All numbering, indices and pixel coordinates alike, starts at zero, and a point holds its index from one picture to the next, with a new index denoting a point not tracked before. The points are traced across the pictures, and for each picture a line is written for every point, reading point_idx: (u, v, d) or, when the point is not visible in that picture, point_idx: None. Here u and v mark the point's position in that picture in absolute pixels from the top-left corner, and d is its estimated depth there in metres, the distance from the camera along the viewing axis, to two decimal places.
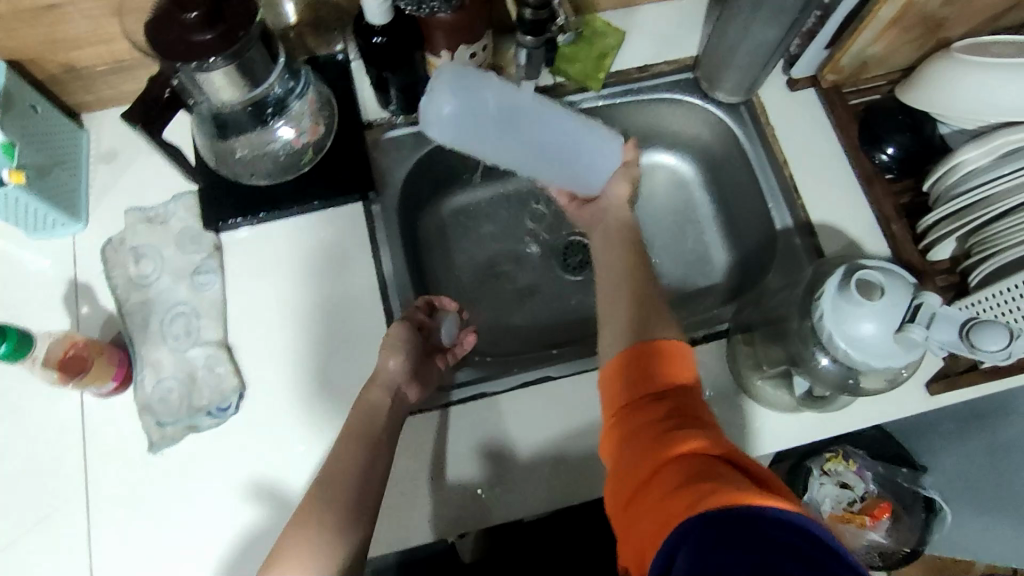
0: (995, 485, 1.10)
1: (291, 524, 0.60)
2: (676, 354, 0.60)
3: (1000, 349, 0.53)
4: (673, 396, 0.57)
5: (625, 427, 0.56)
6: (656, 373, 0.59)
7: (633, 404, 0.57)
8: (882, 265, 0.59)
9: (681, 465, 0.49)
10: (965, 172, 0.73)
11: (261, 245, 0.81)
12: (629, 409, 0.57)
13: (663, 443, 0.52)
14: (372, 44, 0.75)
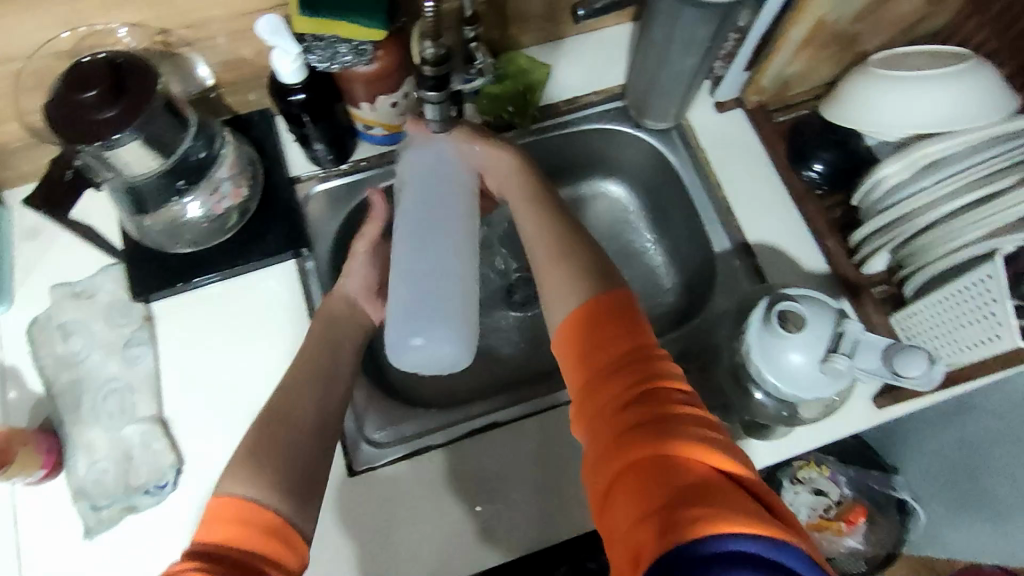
0: (962, 486, 1.09)
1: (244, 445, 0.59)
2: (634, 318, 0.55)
3: (922, 373, 0.53)
4: (645, 368, 0.52)
5: (598, 404, 0.52)
6: (622, 338, 0.54)
7: (603, 375, 0.53)
8: (803, 293, 0.59)
9: (657, 464, 0.46)
10: (890, 185, 0.73)
11: (194, 312, 0.79)
12: (599, 381, 0.53)
13: (640, 432, 0.48)
14: (290, 101, 0.73)
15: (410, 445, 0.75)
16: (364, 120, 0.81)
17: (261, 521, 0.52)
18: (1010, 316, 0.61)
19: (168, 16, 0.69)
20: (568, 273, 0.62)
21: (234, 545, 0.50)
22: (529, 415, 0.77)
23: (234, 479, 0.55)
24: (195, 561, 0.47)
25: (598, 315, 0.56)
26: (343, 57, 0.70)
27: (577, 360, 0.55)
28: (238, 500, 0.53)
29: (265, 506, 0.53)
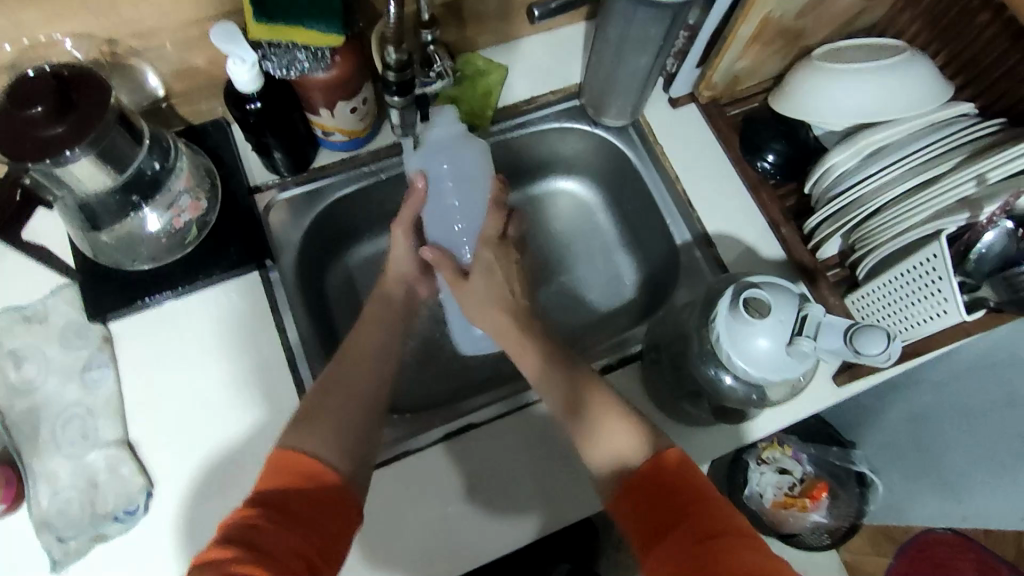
0: (915, 455, 1.15)
1: (303, 416, 0.60)
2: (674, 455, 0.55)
3: (881, 351, 0.55)
4: (697, 504, 0.51)
5: (655, 547, 0.50)
6: (670, 479, 0.53)
7: (657, 520, 0.51)
8: (767, 281, 0.61)
9: None
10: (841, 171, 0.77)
11: (155, 330, 0.77)
12: (653, 527, 0.51)
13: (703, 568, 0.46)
14: (248, 111, 0.72)
15: (389, 452, 0.74)
16: (326, 127, 0.80)
17: (314, 473, 0.54)
18: (956, 292, 0.64)
19: (115, 26, 0.66)
20: (599, 414, 0.60)
21: (292, 495, 0.52)
22: (511, 412, 0.77)
23: (297, 436, 0.57)
24: (257, 507, 0.50)
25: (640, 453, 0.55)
26: (302, 63, 0.70)
27: (636, 507, 0.53)
28: (301, 453, 0.55)
29: (323, 463, 0.55)
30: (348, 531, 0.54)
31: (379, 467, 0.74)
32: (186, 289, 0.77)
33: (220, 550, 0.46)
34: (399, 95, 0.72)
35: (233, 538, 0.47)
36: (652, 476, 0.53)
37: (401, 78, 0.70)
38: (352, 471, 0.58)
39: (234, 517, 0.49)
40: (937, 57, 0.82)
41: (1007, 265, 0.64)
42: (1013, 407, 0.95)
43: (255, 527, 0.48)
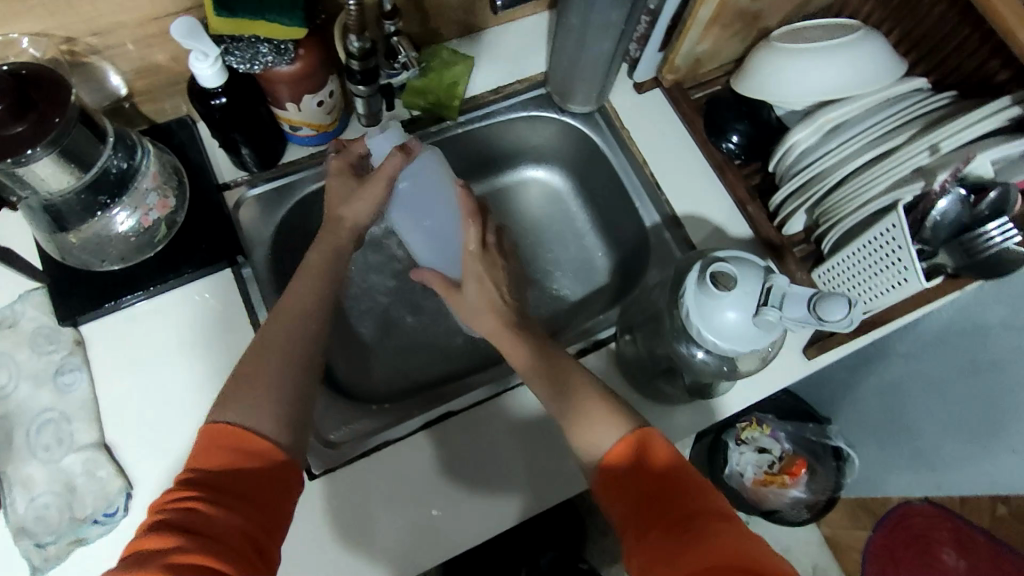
0: (887, 427, 1.18)
1: (237, 377, 0.60)
2: (655, 443, 0.56)
3: (843, 316, 0.56)
4: (675, 488, 0.52)
5: (636, 530, 0.51)
6: (651, 465, 0.54)
7: (637, 504, 0.52)
8: (733, 255, 0.63)
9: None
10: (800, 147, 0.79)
11: (128, 331, 0.76)
12: (633, 511, 0.52)
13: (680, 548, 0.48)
14: (213, 106, 0.71)
15: (369, 442, 0.75)
16: (292, 121, 0.80)
17: (253, 450, 0.55)
18: (915, 260, 0.65)
19: (74, 25, 0.66)
20: (589, 416, 0.59)
21: (232, 473, 0.53)
22: (491, 398, 0.77)
23: (232, 405, 0.57)
24: (197, 490, 0.50)
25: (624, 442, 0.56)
26: (265, 56, 0.70)
27: (618, 491, 0.54)
28: (236, 427, 0.55)
29: (263, 435, 0.56)
30: (291, 498, 0.56)
31: (361, 457, 0.74)
32: (157, 288, 0.76)
33: (159, 539, 0.47)
34: (362, 83, 0.74)
35: (174, 524, 0.48)
36: (635, 459, 0.55)
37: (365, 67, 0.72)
38: (297, 441, 0.58)
39: (172, 500, 0.50)
40: (891, 35, 0.84)
41: (961, 231, 0.65)
42: (976, 372, 0.98)
43: (193, 512, 0.49)
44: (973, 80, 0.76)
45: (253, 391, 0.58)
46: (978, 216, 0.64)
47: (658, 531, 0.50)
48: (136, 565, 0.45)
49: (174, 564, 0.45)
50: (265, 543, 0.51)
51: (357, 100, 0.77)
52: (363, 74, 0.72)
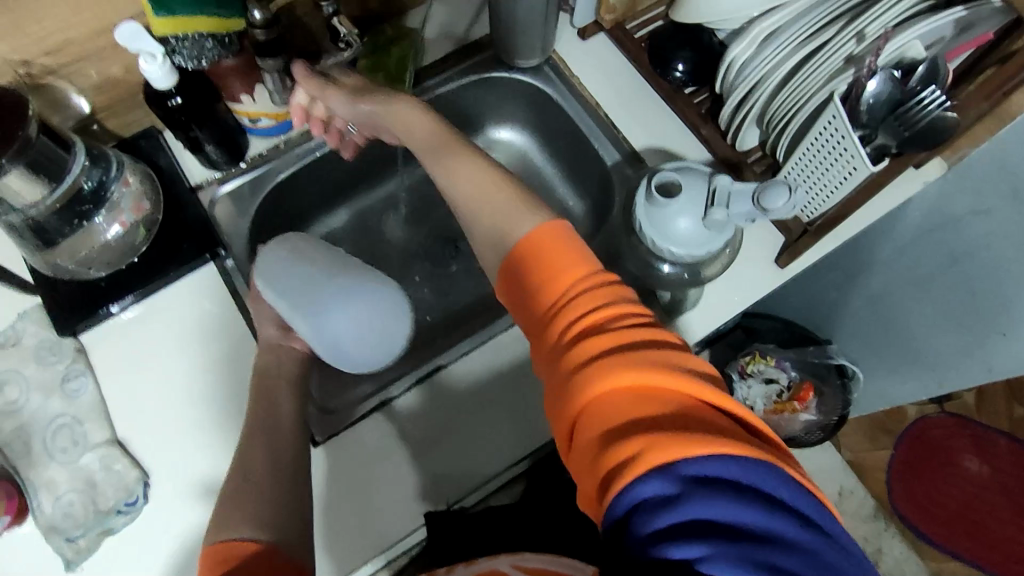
0: (883, 335, 1.20)
1: (227, 501, 0.60)
2: (557, 241, 0.53)
3: (785, 203, 0.58)
4: (577, 291, 0.51)
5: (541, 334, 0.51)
6: (553, 267, 0.52)
7: (541, 309, 0.52)
8: (677, 166, 0.65)
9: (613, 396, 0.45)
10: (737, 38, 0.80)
11: (125, 333, 0.80)
12: (539, 313, 0.52)
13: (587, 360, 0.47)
14: (170, 107, 0.75)
15: (358, 411, 0.79)
16: (249, 114, 0.83)
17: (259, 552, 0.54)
18: (858, 145, 0.66)
19: (27, 46, 0.69)
20: (498, 206, 0.58)
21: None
22: (473, 350, 0.83)
23: (227, 525, 0.57)
24: None
25: (530, 244, 0.53)
26: (211, 50, 0.73)
27: (520, 284, 0.53)
28: (236, 541, 0.55)
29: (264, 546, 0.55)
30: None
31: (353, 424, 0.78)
32: (149, 286, 0.80)
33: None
34: (270, 56, 0.75)
35: None
36: (536, 254, 0.53)
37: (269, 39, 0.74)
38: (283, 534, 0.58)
39: None
40: None
41: (895, 107, 0.66)
42: (956, 264, 0.99)
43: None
44: None
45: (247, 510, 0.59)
46: (909, 91, 0.65)
47: (558, 334, 0.50)
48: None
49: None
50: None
51: (269, 78, 0.78)
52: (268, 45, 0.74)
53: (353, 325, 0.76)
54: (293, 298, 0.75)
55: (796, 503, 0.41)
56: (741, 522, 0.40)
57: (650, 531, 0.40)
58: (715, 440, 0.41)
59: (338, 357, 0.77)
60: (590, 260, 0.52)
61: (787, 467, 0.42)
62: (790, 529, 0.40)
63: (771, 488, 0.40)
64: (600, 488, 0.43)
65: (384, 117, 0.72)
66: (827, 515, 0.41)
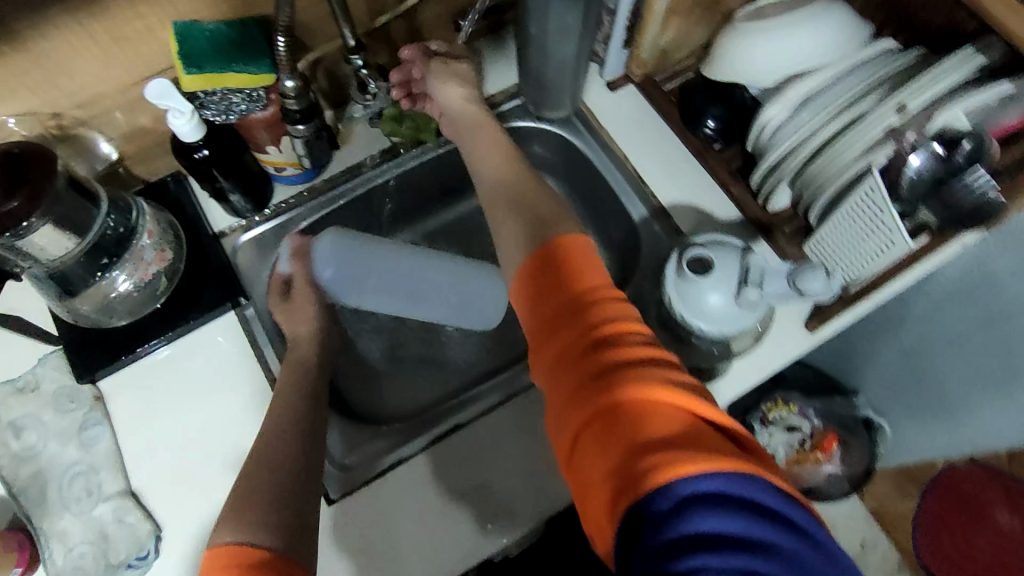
0: (916, 391, 1.14)
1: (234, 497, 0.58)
2: (573, 252, 0.55)
3: (823, 287, 0.57)
4: (590, 299, 0.52)
5: (546, 339, 0.52)
6: (568, 277, 0.54)
7: (550, 312, 0.53)
8: (708, 240, 0.63)
9: (621, 402, 0.45)
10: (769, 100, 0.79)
11: (145, 380, 0.80)
12: (547, 317, 0.53)
13: (596, 369, 0.48)
14: (197, 159, 0.75)
15: (375, 467, 0.76)
16: (273, 163, 0.83)
17: (263, 562, 0.51)
18: (896, 220, 0.64)
19: (59, 100, 0.70)
20: (529, 210, 0.64)
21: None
22: (495, 407, 0.80)
23: (232, 527, 0.54)
24: None
25: (548, 252, 0.56)
26: (239, 106, 0.74)
27: (531, 285, 0.56)
28: (237, 546, 0.52)
29: (267, 556, 0.52)
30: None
31: (366, 485, 0.75)
32: (169, 334, 0.80)
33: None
34: (302, 123, 0.77)
35: None
36: (551, 263, 0.55)
37: (302, 108, 0.76)
38: (289, 543, 0.55)
39: None
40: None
41: (938, 181, 0.65)
42: (994, 326, 0.94)
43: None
44: (941, 27, 0.76)
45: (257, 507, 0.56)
46: (953, 167, 0.64)
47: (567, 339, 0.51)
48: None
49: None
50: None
51: (296, 144, 0.80)
52: (301, 113, 0.76)
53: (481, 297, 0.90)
54: (393, 296, 0.87)
55: (797, 519, 0.41)
56: (746, 535, 0.39)
57: (658, 544, 0.39)
58: (720, 454, 0.42)
59: (469, 322, 0.92)
60: (602, 270, 0.55)
61: (785, 484, 0.43)
62: (793, 547, 0.39)
63: (773, 504, 0.41)
64: (614, 499, 0.42)
65: (462, 134, 0.80)
66: (822, 534, 0.41)
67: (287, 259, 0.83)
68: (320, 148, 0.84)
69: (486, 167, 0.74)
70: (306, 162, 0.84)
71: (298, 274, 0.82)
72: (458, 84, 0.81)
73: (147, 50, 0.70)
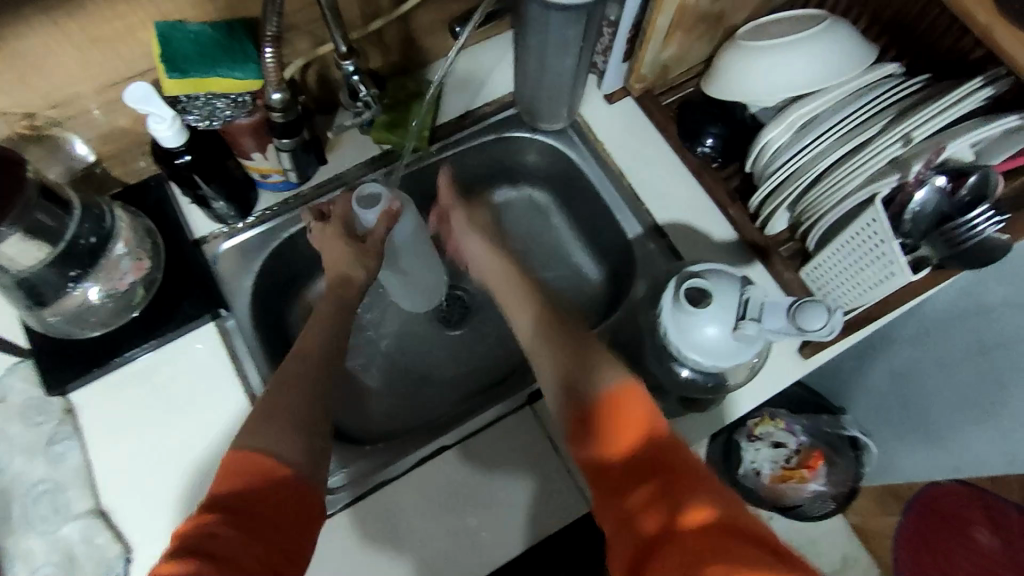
0: (901, 414, 1.13)
1: (258, 415, 0.59)
2: (622, 391, 0.57)
3: (822, 326, 0.55)
4: (642, 442, 0.53)
5: (606, 488, 0.53)
6: (618, 417, 0.55)
7: (609, 467, 0.54)
8: (707, 268, 0.61)
9: (683, 548, 0.46)
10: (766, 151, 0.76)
11: (117, 394, 0.76)
12: (606, 471, 0.54)
13: (653, 514, 0.49)
14: (178, 165, 0.72)
15: (368, 482, 0.76)
16: (259, 169, 0.80)
17: (276, 480, 0.53)
18: (898, 253, 0.63)
19: (32, 100, 0.66)
20: (560, 341, 0.66)
21: (254, 502, 0.51)
22: (493, 423, 0.79)
23: (255, 438, 0.56)
24: (213, 512, 0.50)
25: (597, 393, 0.57)
26: (223, 111, 0.71)
27: (584, 441, 0.57)
28: (255, 458, 0.54)
29: (281, 471, 0.54)
30: (318, 523, 0.55)
31: (371, 492, 0.76)
32: (145, 344, 0.77)
33: (181, 562, 0.47)
34: (286, 136, 0.75)
35: (195, 548, 0.48)
36: (601, 406, 0.56)
37: (286, 121, 0.73)
38: (306, 464, 0.56)
39: (191, 524, 0.50)
40: (858, 19, 0.83)
41: (940, 220, 0.63)
42: (986, 353, 0.94)
43: (214, 536, 0.48)
44: (945, 53, 0.74)
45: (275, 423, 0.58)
46: (959, 203, 0.62)
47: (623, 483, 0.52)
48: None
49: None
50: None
51: (281, 157, 0.78)
52: (286, 126, 0.73)
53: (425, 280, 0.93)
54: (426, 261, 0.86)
55: None
56: None
57: None
58: None
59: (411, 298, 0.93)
60: (653, 408, 0.56)
61: None
62: None
63: None
64: None
65: (500, 287, 0.82)
66: None
67: (376, 216, 0.74)
68: (308, 161, 0.83)
69: (521, 317, 0.74)
70: (293, 176, 0.82)
71: (379, 235, 0.76)
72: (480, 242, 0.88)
73: (127, 50, 0.67)
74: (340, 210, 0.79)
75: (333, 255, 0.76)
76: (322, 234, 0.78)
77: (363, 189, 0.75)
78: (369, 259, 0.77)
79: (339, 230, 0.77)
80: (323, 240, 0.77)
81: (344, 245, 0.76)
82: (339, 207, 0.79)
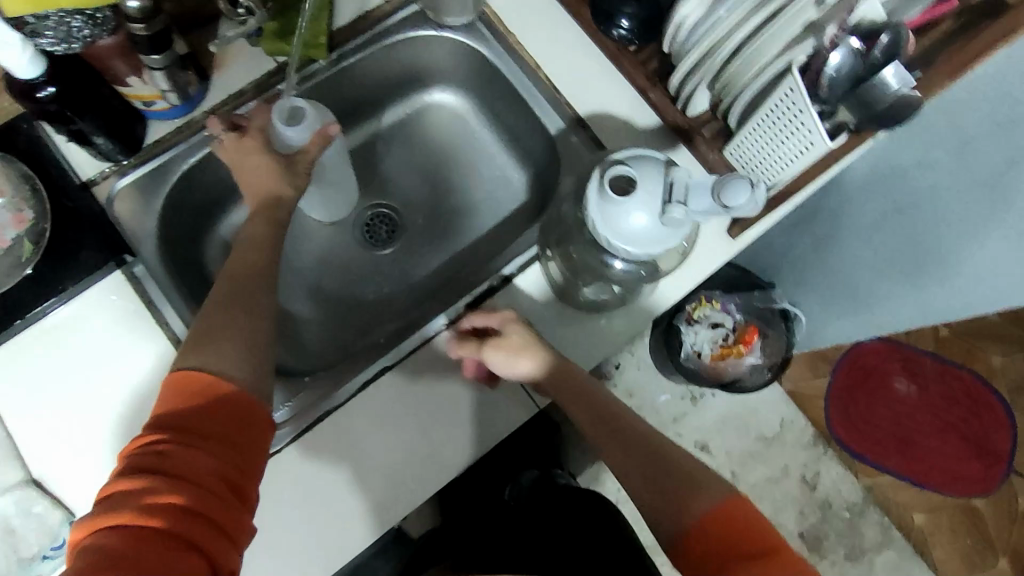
0: (828, 281, 1.17)
1: (201, 342, 0.57)
2: (733, 514, 0.56)
3: (747, 200, 0.54)
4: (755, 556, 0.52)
5: None
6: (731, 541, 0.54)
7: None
8: (631, 155, 0.60)
9: None
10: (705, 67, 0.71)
11: (25, 358, 0.71)
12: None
13: None
14: (42, 100, 0.63)
15: (313, 413, 0.74)
16: (143, 97, 0.73)
17: (224, 398, 0.54)
18: (816, 121, 0.62)
19: None
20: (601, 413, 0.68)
21: (204, 418, 0.53)
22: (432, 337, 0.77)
23: (199, 355, 0.56)
24: (160, 432, 0.51)
25: (711, 518, 0.56)
26: (81, 32, 0.63)
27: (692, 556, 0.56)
28: (203, 373, 0.55)
29: (239, 389, 0.55)
30: (267, 434, 0.57)
31: (322, 419, 0.74)
32: (45, 304, 0.72)
33: (133, 479, 0.49)
34: (157, 51, 0.67)
35: (147, 467, 0.49)
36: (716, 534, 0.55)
37: (153, 32, 0.66)
38: (261, 381, 0.58)
39: (141, 443, 0.51)
40: None
41: (856, 83, 0.64)
42: (900, 214, 0.96)
43: (165, 454, 0.50)
44: None
45: (222, 341, 0.57)
46: (873, 65, 0.62)
47: None
48: (110, 508, 0.48)
49: (150, 504, 0.48)
50: (245, 485, 0.53)
51: (156, 76, 0.70)
52: (153, 39, 0.66)
53: (338, 184, 0.86)
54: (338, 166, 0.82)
55: None
56: None
57: None
58: None
59: (316, 210, 0.89)
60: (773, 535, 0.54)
61: None
62: None
63: None
64: None
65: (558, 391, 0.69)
66: None
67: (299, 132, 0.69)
68: (186, 80, 0.74)
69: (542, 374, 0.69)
70: (173, 97, 0.74)
71: (309, 155, 0.71)
72: (531, 359, 0.68)
73: None
74: (258, 120, 0.71)
75: (258, 171, 0.70)
76: (238, 146, 0.70)
77: (287, 103, 0.69)
78: (298, 178, 0.71)
79: (261, 143, 0.70)
80: (241, 155, 0.70)
81: (270, 163, 0.69)
82: (256, 119, 0.72)
